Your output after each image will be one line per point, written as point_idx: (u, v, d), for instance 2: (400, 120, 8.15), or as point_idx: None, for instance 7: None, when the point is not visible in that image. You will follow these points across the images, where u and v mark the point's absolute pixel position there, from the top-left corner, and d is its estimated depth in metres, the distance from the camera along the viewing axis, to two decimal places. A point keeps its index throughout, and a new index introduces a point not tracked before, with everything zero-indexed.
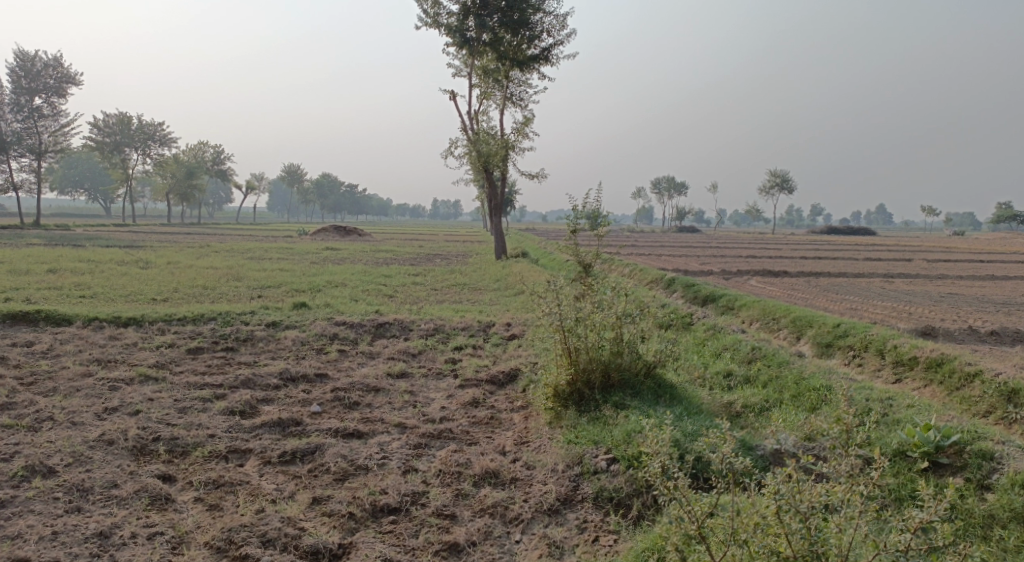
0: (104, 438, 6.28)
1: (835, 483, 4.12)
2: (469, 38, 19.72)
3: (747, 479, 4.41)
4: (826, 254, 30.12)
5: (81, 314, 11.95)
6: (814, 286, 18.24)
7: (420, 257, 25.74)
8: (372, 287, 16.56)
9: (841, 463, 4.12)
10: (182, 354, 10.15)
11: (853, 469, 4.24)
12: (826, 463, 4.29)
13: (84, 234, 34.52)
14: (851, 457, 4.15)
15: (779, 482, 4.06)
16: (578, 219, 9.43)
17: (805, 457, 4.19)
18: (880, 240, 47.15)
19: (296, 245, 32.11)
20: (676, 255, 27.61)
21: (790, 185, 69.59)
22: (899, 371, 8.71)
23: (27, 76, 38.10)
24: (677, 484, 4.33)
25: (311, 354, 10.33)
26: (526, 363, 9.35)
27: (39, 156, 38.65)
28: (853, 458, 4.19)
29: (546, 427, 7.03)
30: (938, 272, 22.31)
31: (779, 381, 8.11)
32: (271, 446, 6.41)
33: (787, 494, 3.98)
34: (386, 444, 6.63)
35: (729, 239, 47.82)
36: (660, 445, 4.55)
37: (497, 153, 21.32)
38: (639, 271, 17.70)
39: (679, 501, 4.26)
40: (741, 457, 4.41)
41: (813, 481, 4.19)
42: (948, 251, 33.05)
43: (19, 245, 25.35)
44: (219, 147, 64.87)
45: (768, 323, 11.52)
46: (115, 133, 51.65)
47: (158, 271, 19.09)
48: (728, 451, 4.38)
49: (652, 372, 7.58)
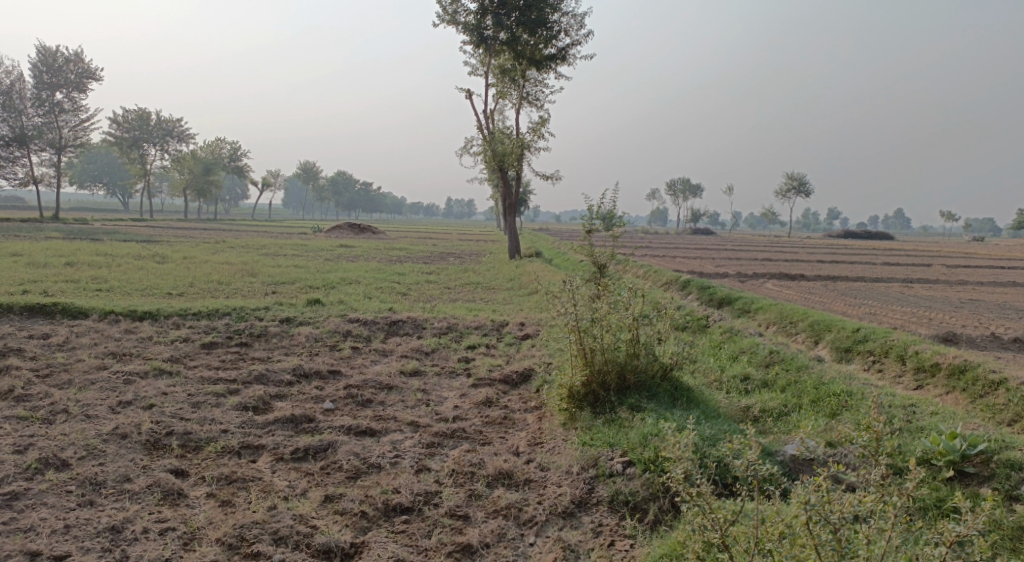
0: (118, 432, 6.27)
1: (865, 493, 4.02)
2: (487, 37, 19.61)
3: (772, 487, 4.31)
4: (844, 258, 29.86)
5: (97, 307, 11.99)
6: (832, 290, 18.05)
7: (434, 256, 25.70)
8: (386, 284, 16.53)
9: (871, 473, 4.01)
10: (197, 348, 10.16)
11: (884, 479, 4.14)
12: (854, 473, 4.19)
13: (102, 228, 34.76)
14: (883, 467, 4.05)
15: (809, 491, 3.96)
16: (593, 220, 9.33)
17: (834, 467, 4.09)
18: (899, 246, 46.69)
19: (311, 242, 32.23)
20: (691, 257, 27.42)
21: (807, 188, 69.10)
22: (921, 378, 8.57)
23: (49, 71, 38.46)
24: (700, 491, 4.24)
25: (324, 350, 10.31)
26: (540, 363, 9.28)
27: (60, 150, 39.02)
28: (885, 468, 4.09)
29: (560, 428, 6.96)
30: (958, 278, 22.04)
31: (798, 386, 8.00)
32: (283, 443, 6.38)
33: (817, 504, 3.88)
34: (399, 442, 6.58)
35: (745, 242, 47.53)
36: (683, 450, 4.46)
37: (513, 152, 21.25)
38: (654, 273, 17.58)
39: (702, 508, 4.17)
40: (766, 464, 4.31)
41: (843, 490, 4.09)
42: (967, 256, 32.69)
43: (38, 239, 25.57)
44: (236, 143, 65.22)
45: (785, 326, 11.38)
46: (134, 128, 52.02)
47: (174, 265, 19.16)
48: (753, 458, 4.27)
49: (669, 374, 7.48)
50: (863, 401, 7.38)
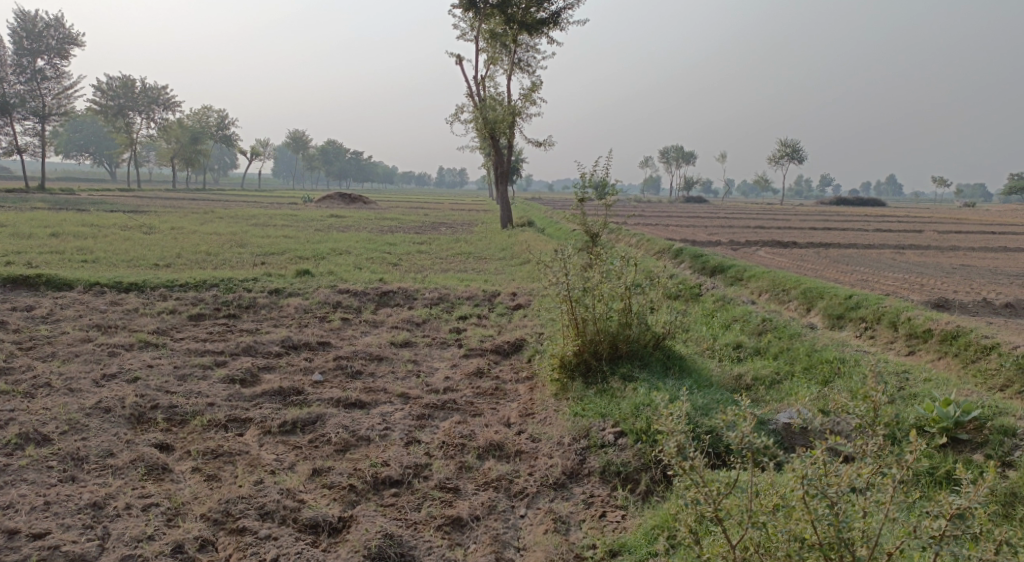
0: (101, 406, 6.16)
1: (862, 464, 3.95)
2: (476, 0, 19.26)
3: (767, 458, 4.23)
4: (835, 225, 29.79)
5: (82, 279, 11.80)
6: (825, 257, 17.98)
7: (426, 226, 25.48)
8: (376, 254, 16.37)
9: (869, 444, 3.95)
10: (184, 320, 10.03)
11: (881, 450, 4.06)
12: (851, 444, 4.12)
13: (88, 199, 34.31)
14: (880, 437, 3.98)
15: (805, 464, 3.89)
16: (585, 188, 9.22)
17: (833, 439, 4.01)
18: (891, 212, 46.69)
19: (301, 212, 31.90)
20: (684, 226, 27.25)
21: (800, 154, 68.75)
22: (913, 344, 8.53)
23: (29, 36, 37.58)
24: (694, 464, 4.15)
25: (314, 322, 10.19)
26: (532, 333, 9.19)
27: (43, 119, 38.37)
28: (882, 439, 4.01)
29: (551, 398, 6.88)
30: (950, 243, 22.00)
31: (791, 353, 7.95)
32: (271, 416, 6.28)
33: (814, 478, 3.81)
34: (389, 414, 6.50)
35: (738, 210, 47.37)
36: (676, 423, 4.36)
37: (504, 119, 20.95)
38: (646, 241, 17.46)
39: (696, 482, 4.08)
40: (761, 435, 4.22)
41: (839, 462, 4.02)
42: (959, 222, 32.71)
43: (23, 209, 25.20)
44: (223, 111, 64.26)
45: (777, 294, 11.31)
46: (119, 96, 51.10)
47: (161, 236, 18.91)
48: (747, 430, 4.17)
49: (661, 343, 7.40)
50: (857, 368, 7.32)
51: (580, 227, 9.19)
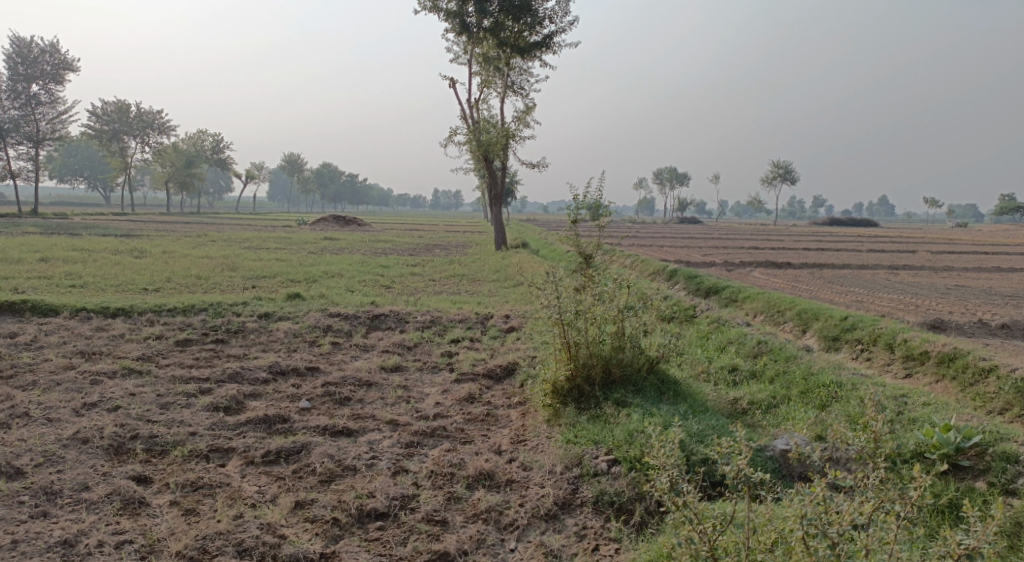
0: (78, 437, 5.98)
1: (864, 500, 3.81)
2: (469, 24, 19.32)
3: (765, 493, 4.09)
4: (828, 245, 29.80)
5: (68, 304, 11.61)
6: (819, 278, 17.91)
7: (419, 248, 25.37)
8: (369, 277, 16.23)
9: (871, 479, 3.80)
10: (171, 346, 9.84)
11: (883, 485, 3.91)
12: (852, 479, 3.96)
13: (81, 223, 34.15)
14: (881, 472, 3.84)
15: (806, 503, 3.74)
16: (579, 209, 9.09)
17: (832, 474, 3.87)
18: (884, 233, 46.77)
19: (295, 234, 31.78)
20: (679, 247, 27.19)
21: (793, 175, 69.09)
22: (910, 366, 8.41)
23: (24, 62, 37.65)
24: (687, 499, 4.00)
25: (303, 346, 10.02)
26: (525, 356, 9.04)
27: (37, 144, 38.27)
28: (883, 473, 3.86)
29: (544, 424, 6.71)
30: (944, 264, 21.99)
31: (787, 377, 7.80)
32: (255, 445, 6.10)
33: (815, 517, 3.67)
34: (377, 442, 6.32)
35: (731, 230, 47.40)
36: (668, 456, 4.22)
37: (497, 141, 20.93)
38: (640, 262, 17.38)
39: (689, 520, 3.94)
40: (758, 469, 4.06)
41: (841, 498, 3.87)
42: (952, 242, 32.76)
43: (15, 234, 25.04)
44: (218, 135, 64.37)
45: (772, 315, 11.20)
46: (114, 121, 51.11)
47: (152, 260, 18.74)
48: (742, 463, 4.01)
49: (655, 367, 7.25)
50: (854, 392, 7.18)
51: (574, 248, 9.06)
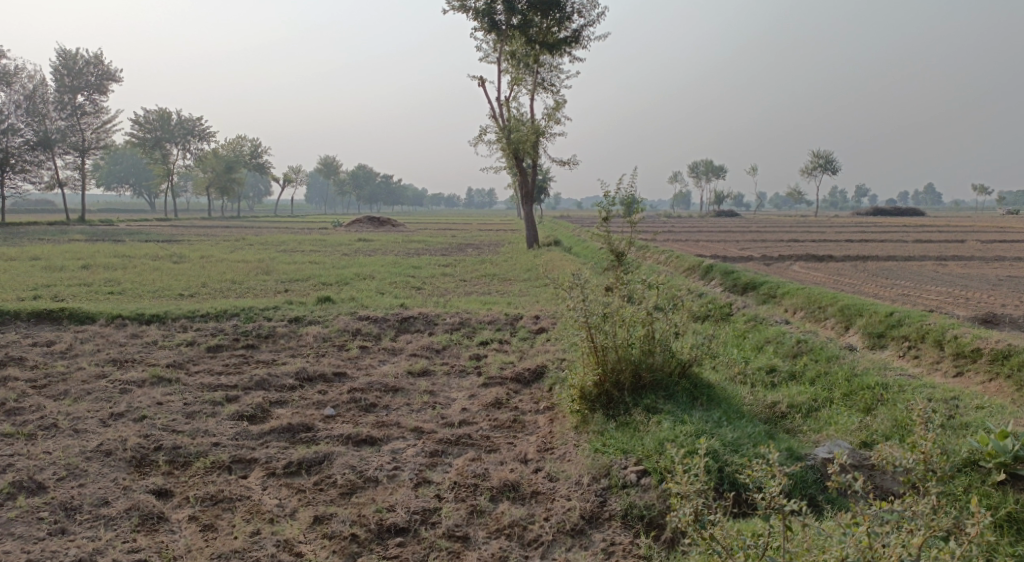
0: (102, 449, 5.96)
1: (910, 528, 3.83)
2: (498, 22, 19.13)
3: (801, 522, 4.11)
4: (872, 236, 28.99)
5: (103, 311, 11.71)
6: (864, 271, 17.37)
7: (452, 248, 25.27)
8: (400, 279, 16.15)
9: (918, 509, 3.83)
10: (201, 352, 9.83)
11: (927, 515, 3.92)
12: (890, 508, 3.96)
13: (125, 229, 34.91)
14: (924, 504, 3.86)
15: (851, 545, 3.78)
16: (611, 206, 8.84)
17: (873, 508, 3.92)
18: (933, 221, 45.50)
19: (330, 236, 31.89)
20: (715, 241, 26.67)
21: (834, 165, 67.60)
22: (961, 364, 8.04)
23: (69, 74, 38.57)
24: (717, 532, 4.03)
25: (332, 351, 9.94)
26: (554, 359, 8.83)
27: (83, 153, 39.07)
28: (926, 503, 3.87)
29: (572, 432, 6.51)
30: (995, 253, 21.21)
31: (829, 378, 7.47)
32: (277, 455, 6.02)
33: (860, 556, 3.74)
34: (400, 452, 6.19)
35: (770, 223, 46.48)
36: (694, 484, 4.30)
37: (528, 139, 20.69)
38: (675, 258, 17.04)
39: (721, 552, 3.94)
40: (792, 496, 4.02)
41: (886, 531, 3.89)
42: (1003, 230, 31.61)
43: (60, 242, 25.57)
44: (256, 140, 65.23)
45: (813, 311, 10.82)
46: (156, 129, 52.01)
47: (189, 265, 18.91)
48: (774, 490, 4.02)
49: (687, 371, 6.97)
50: (901, 394, 6.82)
51: (605, 246, 8.81)
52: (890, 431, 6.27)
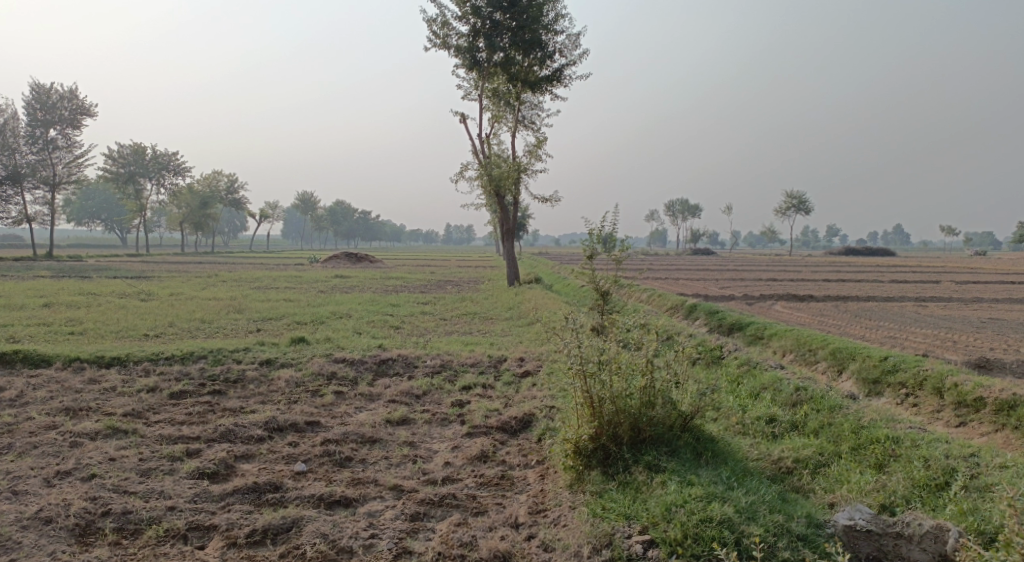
0: (41, 516, 5.36)
1: None
2: (480, 59, 18.88)
3: None
4: (849, 276, 28.96)
5: (62, 354, 10.97)
6: (846, 312, 17.15)
7: (432, 285, 24.71)
8: (377, 318, 15.55)
9: None
10: (163, 399, 9.13)
11: None
12: None
13: (94, 264, 33.88)
14: None
15: None
16: (594, 244, 8.44)
17: None
18: (904, 262, 45.97)
19: (307, 273, 31.11)
20: (695, 280, 26.33)
21: (807, 206, 68.33)
22: (963, 414, 7.66)
23: (42, 108, 37.76)
24: None
25: (305, 397, 9.32)
26: (542, 407, 8.29)
27: (54, 187, 38.13)
28: None
29: (566, 491, 6.00)
30: (973, 294, 21.22)
31: (834, 430, 7.01)
32: (239, 521, 5.44)
33: None
34: (378, 514, 5.63)
35: (747, 262, 46.39)
36: None
37: (509, 177, 20.35)
38: (657, 298, 16.71)
39: None
40: None
41: None
42: (975, 271, 31.76)
43: (25, 278, 24.56)
44: (232, 175, 64.45)
45: (803, 354, 10.40)
46: (130, 163, 51.07)
47: (157, 304, 18.12)
48: None
49: (689, 424, 6.47)
50: (916, 449, 6.36)
51: (591, 286, 8.35)
52: (910, 492, 5.86)
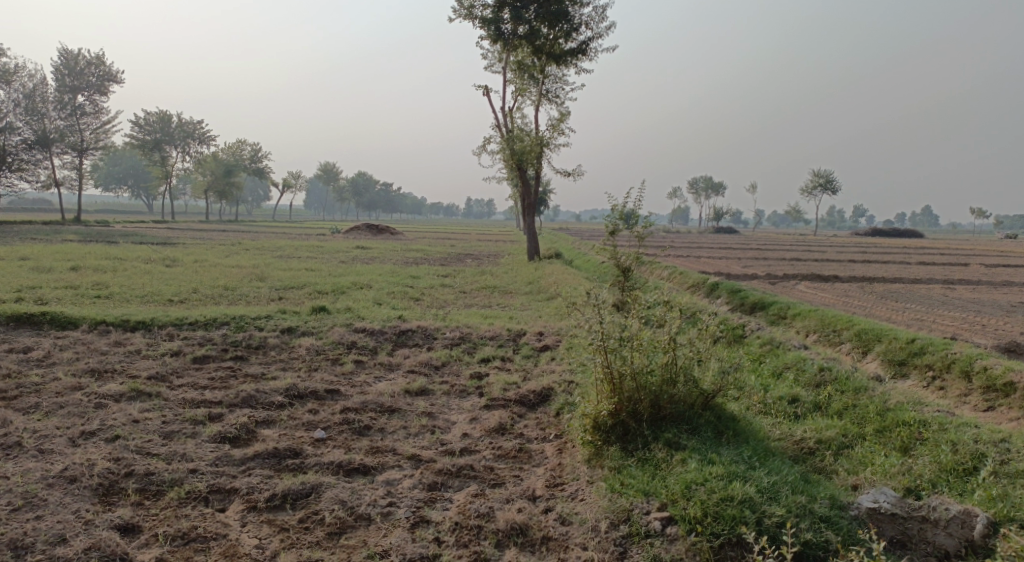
0: (66, 475, 5.44)
1: None
2: (505, 31, 18.64)
3: None
4: (876, 257, 28.53)
5: (87, 316, 11.10)
6: (872, 293, 16.89)
7: (453, 258, 24.70)
8: (398, 289, 15.58)
9: None
10: (186, 364, 9.21)
11: None
12: None
13: (121, 231, 34.27)
14: None
15: None
16: (617, 219, 8.31)
17: None
18: (931, 242, 45.26)
19: (329, 243, 31.22)
20: (717, 258, 26.05)
21: (834, 185, 67.30)
22: (991, 398, 7.53)
23: (70, 74, 38.01)
24: None
25: (325, 365, 9.36)
26: (561, 381, 8.28)
27: (82, 153, 38.51)
28: None
29: (583, 465, 5.98)
30: (1002, 277, 20.83)
31: (858, 412, 6.92)
32: (259, 485, 5.49)
33: None
34: (396, 483, 5.65)
35: (771, 241, 45.82)
36: None
37: (532, 150, 20.19)
38: (679, 275, 16.56)
39: None
40: None
41: None
42: (1005, 254, 31.17)
43: (53, 242, 24.89)
44: (256, 144, 64.65)
45: (827, 335, 10.27)
46: (155, 130, 51.36)
47: (181, 270, 18.27)
48: None
49: (711, 402, 6.42)
50: (943, 433, 6.26)
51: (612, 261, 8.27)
52: (936, 476, 5.78)
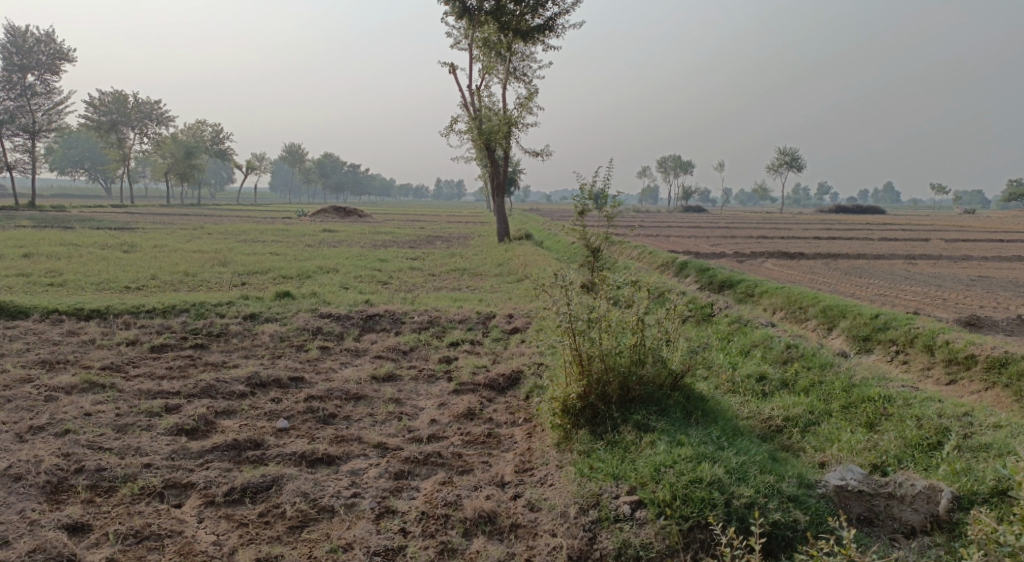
0: (10, 473, 5.20)
1: None
2: (469, 7, 18.30)
3: None
4: (840, 234, 28.84)
5: (40, 305, 10.70)
6: (837, 269, 17.03)
7: (421, 240, 24.40)
8: (365, 273, 15.31)
9: None
10: (144, 354, 8.92)
11: None
12: None
13: (78, 215, 33.29)
14: None
15: None
16: (586, 199, 8.16)
17: None
18: (893, 219, 46.00)
19: (295, 226, 30.65)
20: (684, 237, 26.12)
21: (799, 163, 67.93)
22: (954, 371, 7.58)
23: (18, 52, 36.56)
24: None
25: (290, 352, 9.14)
26: (530, 364, 8.17)
27: (34, 135, 37.30)
28: None
29: (553, 450, 5.88)
30: (962, 252, 21.16)
31: (824, 389, 6.91)
32: (218, 478, 5.30)
33: None
34: (361, 472, 5.50)
35: (739, 219, 46.12)
36: None
37: (500, 130, 19.91)
38: (648, 254, 16.51)
39: None
40: None
41: None
42: (965, 229, 31.70)
43: (6, 228, 24.08)
44: (218, 125, 63.19)
45: (793, 312, 10.28)
46: (111, 111, 49.86)
47: (140, 256, 17.76)
48: None
49: (679, 383, 6.35)
50: (908, 408, 6.27)
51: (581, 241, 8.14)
52: (901, 452, 5.78)
